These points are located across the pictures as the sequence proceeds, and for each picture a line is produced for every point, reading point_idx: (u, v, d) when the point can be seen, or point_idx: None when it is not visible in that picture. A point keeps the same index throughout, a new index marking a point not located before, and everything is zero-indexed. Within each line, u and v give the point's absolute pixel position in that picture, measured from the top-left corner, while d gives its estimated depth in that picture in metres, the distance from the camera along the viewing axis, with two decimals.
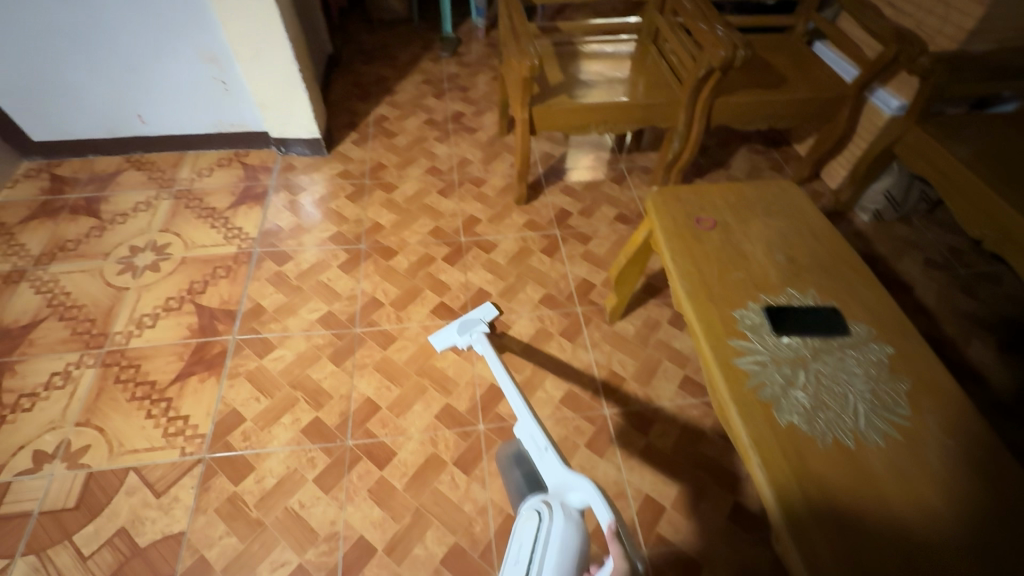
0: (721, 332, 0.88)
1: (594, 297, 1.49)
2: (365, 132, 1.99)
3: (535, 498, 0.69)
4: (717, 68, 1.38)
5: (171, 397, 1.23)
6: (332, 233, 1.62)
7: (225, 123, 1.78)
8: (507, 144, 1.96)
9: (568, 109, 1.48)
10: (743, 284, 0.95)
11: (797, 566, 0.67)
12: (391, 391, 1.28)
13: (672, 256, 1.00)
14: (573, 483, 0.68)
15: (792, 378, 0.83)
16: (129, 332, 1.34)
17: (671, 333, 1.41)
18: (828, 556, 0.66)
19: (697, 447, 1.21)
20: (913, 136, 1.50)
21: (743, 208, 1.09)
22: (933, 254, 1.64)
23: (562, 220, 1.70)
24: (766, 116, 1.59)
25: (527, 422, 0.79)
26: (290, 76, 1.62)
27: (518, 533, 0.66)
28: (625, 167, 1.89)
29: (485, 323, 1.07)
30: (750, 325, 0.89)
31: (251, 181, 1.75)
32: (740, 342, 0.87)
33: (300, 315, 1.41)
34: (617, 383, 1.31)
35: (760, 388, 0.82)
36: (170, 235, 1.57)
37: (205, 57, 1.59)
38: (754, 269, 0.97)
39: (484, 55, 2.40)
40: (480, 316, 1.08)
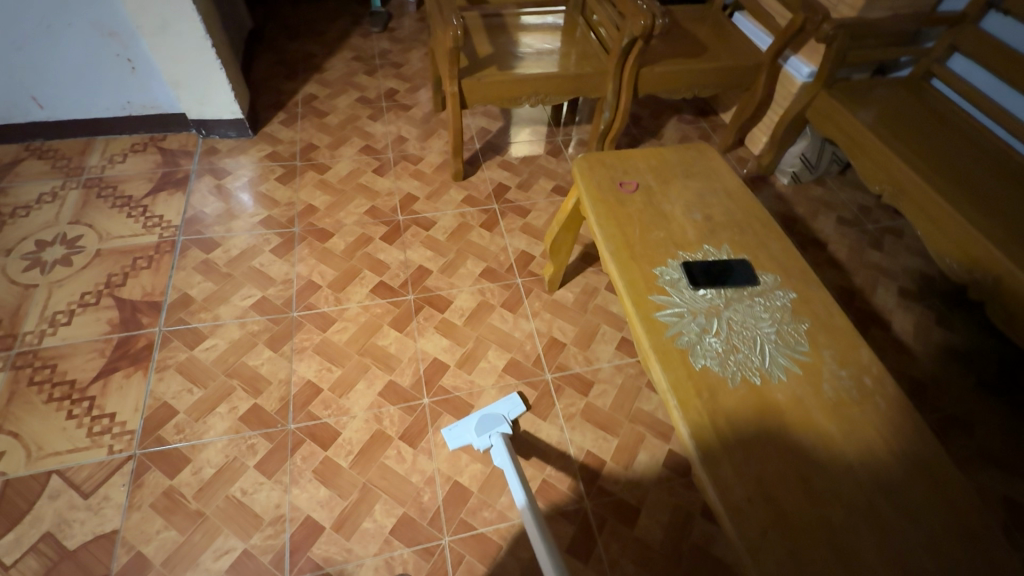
0: (642, 289, 0.93)
1: (534, 268, 1.52)
2: (294, 111, 1.91)
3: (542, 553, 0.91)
4: (639, 38, 1.41)
5: (93, 395, 1.17)
6: (264, 217, 1.56)
7: (136, 106, 1.67)
8: (443, 120, 1.94)
9: (498, 81, 1.48)
10: (663, 243, 0.99)
11: (708, 491, 0.73)
12: (333, 373, 1.27)
13: (597, 219, 1.03)
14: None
15: (707, 327, 0.88)
16: (41, 331, 1.26)
17: (608, 298, 1.46)
18: (734, 480, 0.73)
19: (634, 403, 1.27)
20: (821, 101, 1.59)
21: (664, 171, 1.13)
22: (845, 212, 1.76)
23: (501, 194, 1.71)
24: (690, 85, 1.64)
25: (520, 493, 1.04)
26: (203, 52, 1.53)
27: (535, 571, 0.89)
28: (561, 140, 1.91)
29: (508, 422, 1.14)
30: (669, 281, 0.94)
31: (170, 167, 1.66)
32: (659, 296, 0.92)
33: (232, 302, 1.36)
34: (558, 349, 1.35)
35: (678, 338, 0.87)
36: (81, 226, 1.47)
37: (105, 32, 1.47)
38: (673, 228, 1.02)
39: (417, 30, 2.35)
40: (503, 415, 1.15)
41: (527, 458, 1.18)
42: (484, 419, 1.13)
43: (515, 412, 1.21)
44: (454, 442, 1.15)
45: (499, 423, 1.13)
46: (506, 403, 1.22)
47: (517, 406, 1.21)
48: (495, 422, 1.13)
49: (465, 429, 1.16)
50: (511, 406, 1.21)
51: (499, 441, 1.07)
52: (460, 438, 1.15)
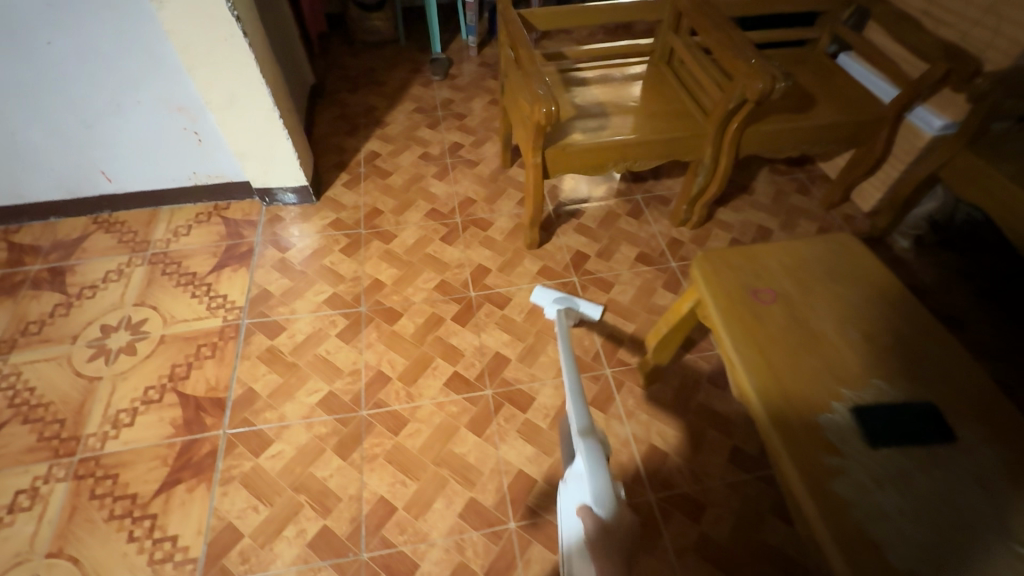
0: (805, 445, 0.77)
1: (623, 355, 1.35)
2: (356, 171, 1.83)
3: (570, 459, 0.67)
4: (750, 100, 1.23)
5: (155, 513, 1.08)
6: (328, 295, 1.46)
7: (202, 175, 1.62)
8: (512, 177, 1.81)
9: (584, 150, 1.33)
10: (821, 378, 0.83)
11: None
12: (407, 488, 1.13)
13: (733, 341, 0.88)
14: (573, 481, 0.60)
15: (896, 503, 0.72)
16: (104, 433, 1.19)
17: (712, 395, 1.27)
18: None
19: (756, 533, 1.08)
20: (962, 159, 1.36)
21: (805, 274, 0.97)
22: (984, 282, 1.49)
23: (580, 264, 1.55)
24: (798, 143, 1.45)
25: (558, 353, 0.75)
26: (271, 124, 1.46)
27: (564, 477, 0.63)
28: (641, 198, 1.74)
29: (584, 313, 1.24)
30: (836, 433, 0.78)
31: (234, 239, 1.59)
32: (829, 457, 0.75)
33: (297, 399, 1.25)
34: (659, 460, 1.17)
35: (862, 520, 0.70)
36: (146, 308, 1.41)
37: (174, 107, 1.42)
38: (829, 356, 0.86)
39: (478, 76, 2.25)
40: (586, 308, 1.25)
41: None
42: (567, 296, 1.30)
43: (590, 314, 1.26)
44: (535, 297, 1.35)
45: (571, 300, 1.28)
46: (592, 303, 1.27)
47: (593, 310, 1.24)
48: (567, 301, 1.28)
49: (548, 295, 1.34)
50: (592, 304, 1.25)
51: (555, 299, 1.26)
52: (541, 296, 1.34)
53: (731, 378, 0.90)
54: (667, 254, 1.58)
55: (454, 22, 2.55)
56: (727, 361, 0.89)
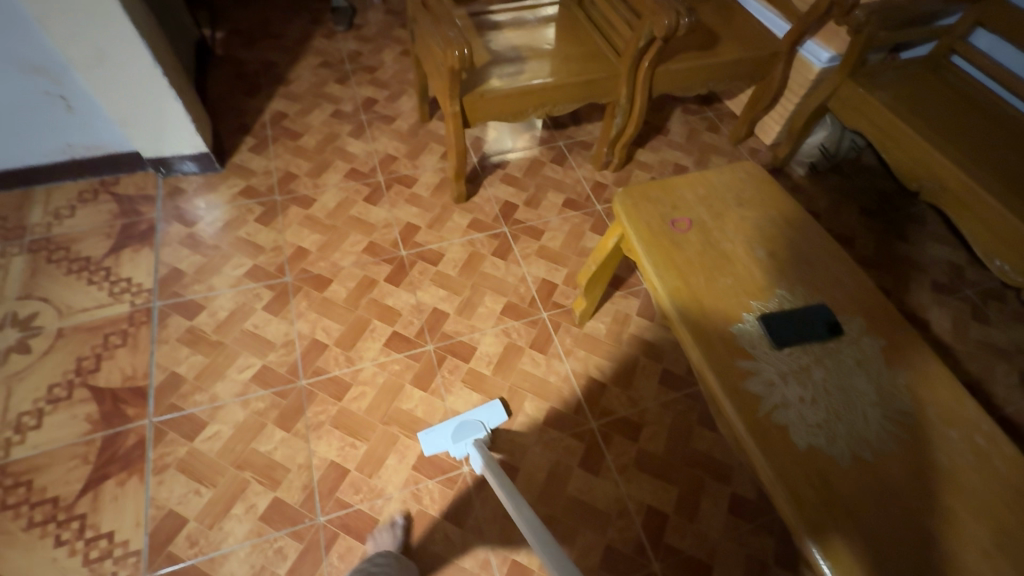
0: (722, 354, 0.84)
1: (558, 298, 1.39)
2: (263, 134, 1.69)
3: None
4: (659, 37, 1.26)
5: (83, 513, 1.01)
6: (249, 268, 1.38)
7: (79, 147, 1.43)
8: (432, 131, 1.76)
9: (502, 96, 1.32)
10: (733, 294, 0.91)
11: None
12: (358, 449, 1.13)
13: (654, 269, 0.94)
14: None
15: (800, 395, 0.81)
16: (7, 440, 1.08)
17: (642, 326, 1.35)
18: None
19: (687, 444, 1.19)
20: (846, 88, 1.49)
21: (717, 201, 1.03)
22: (866, 201, 1.66)
23: (509, 214, 1.56)
24: (705, 81, 1.52)
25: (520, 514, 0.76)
26: (155, 83, 1.31)
27: None
28: (563, 144, 1.76)
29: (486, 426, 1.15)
30: (748, 339, 0.86)
31: (130, 216, 1.44)
32: (743, 361, 0.84)
33: (229, 378, 1.19)
34: (599, 391, 1.25)
35: (771, 412, 0.79)
36: (35, 301, 1.26)
37: (29, 68, 1.23)
38: (738, 273, 0.94)
39: (386, 25, 2.12)
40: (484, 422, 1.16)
41: (585, 522, 1.08)
42: (462, 425, 1.14)
43: (495, 420, 1.17)
44: (429, 446, 1.13)
45: (477, 431, 1.12)
46: (487, 409, 1.18)
47: (498, 414, 1.18)
48: (473, 431, 1.12)
49: (441, 435, 1.14)
50: (489, 412, 1.17)
51: (475, 446, 1.07)
52: (436, 442, 1.13)
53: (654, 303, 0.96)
54: (592, 198, 1.63)
55: None
56: (650, 288, 0.94)
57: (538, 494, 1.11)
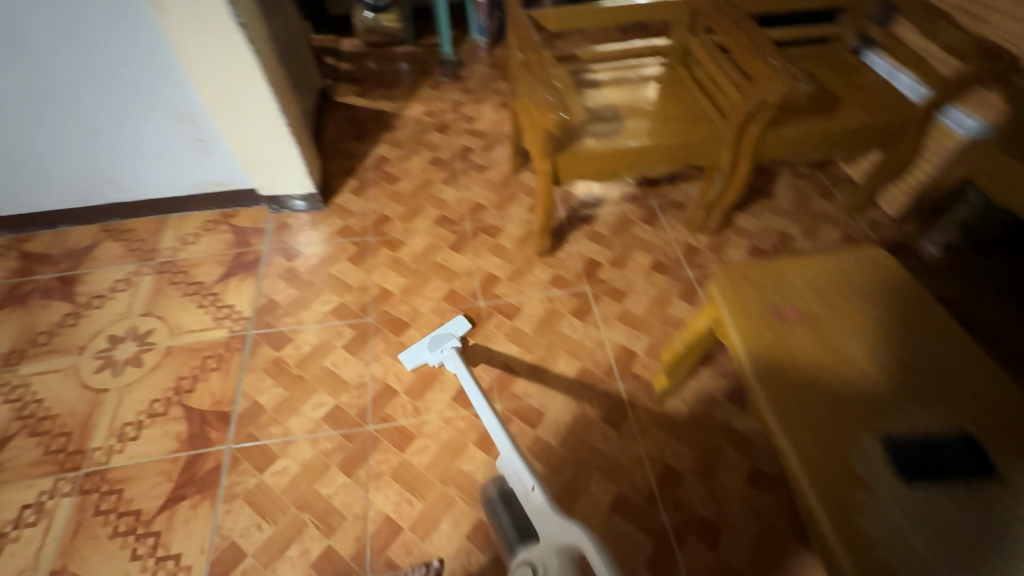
0: (833, 480, 0.72)
1: (637, 369, 1.30)
2: (365, 177, 1.80)
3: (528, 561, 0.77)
4: (772, 103, 1.17)
5: (158, 530, 1.06)
6: (335, 305, 1.44)
7: (209, 183, 1.60)
8: (522, 182, 1.77)
9: (595, 157, 1.28)
10: (851, 409, 0.78)
11: None
12: (413, 506, 1.10)
13: (753, 368, 0.83)
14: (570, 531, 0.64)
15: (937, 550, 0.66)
16: (109, 447, 1.17)
17: (731, 412, 1.22)
18: None
19: (776, 560, 1.03)
20: (997, 163, 1.25)
21: (836, 296, 0.91)
22: (1017, 291, 1.41)
23: (592, 273, 1.51)
24: (821, 148, 1.39)
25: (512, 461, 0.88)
26: (278, 131, 1.44)
27: None
28: (655, 203, 1.69)
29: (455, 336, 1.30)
30: (867, 467, 0.73)
31: (242, 247, 1.57)
32: (860, 495, 0.70)
33: (303, 414, 1.23)
34: (675, 481, 1.13)
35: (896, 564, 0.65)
36: (153, 319, 1.40)
37: (179, 114, 1.41)
38: (857, 385, 0.81)
39: (488, 77, 2.20)
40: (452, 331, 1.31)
41: None
42: (436, 336, 1.23)
43: (461, 329, 1.33)
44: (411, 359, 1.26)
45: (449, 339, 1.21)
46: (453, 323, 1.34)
47: (462, 324, 1.33)
48: (444, 339, 1.22)
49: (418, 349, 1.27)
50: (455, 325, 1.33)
51: (451, 353, 1.16)
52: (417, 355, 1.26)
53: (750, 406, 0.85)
54: (683, 263, 1.53)
55: (464, 21, 2.49)
56: (747, 388, 0.84)
57: None
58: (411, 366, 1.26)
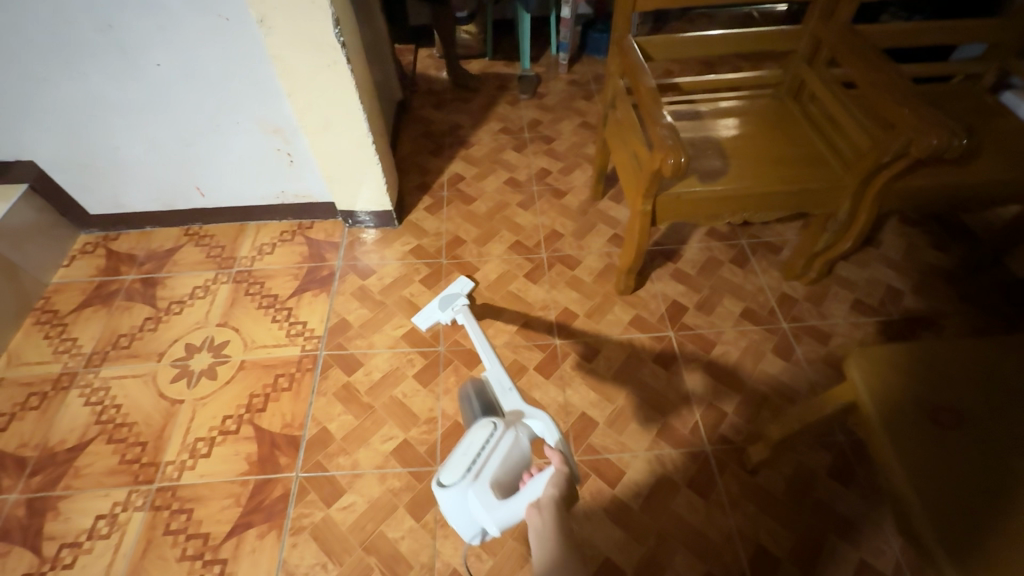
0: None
1: (727, 431, 1.20)
2: (439, 195, 1.76)
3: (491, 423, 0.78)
4: (912, 155, 1.05)
5: (225, 558, 1.04)
6: (406, 330, 1.40)
7: (289, 194, 1.59)
8: (602, 211, 1.68)
9: (699, 198, 1.19)
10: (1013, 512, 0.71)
11: None
12: (483, 562, 1.04)
13: (896, 446, 0.77)
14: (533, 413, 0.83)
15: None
16: (181, 463, 1.17)
17: (835, 492, 1.09)
18: None
19: None
20: None
21: (999, 383, 0.82)
22: None
23: (676, 316, 1.41)
24: (953, 201, 1.24)
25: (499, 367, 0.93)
26: (364, 148, 1.41)
27: (470, 438, 0.77)
28: (746, 244, 1.57)
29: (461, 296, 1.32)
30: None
31: (316, 261, 1.56)
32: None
33: (372, 446, 1.19)
34: (771, 568, 1.02)
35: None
36: (228, 330, 1.39)
37: (269, 127, 1.40)
38: (1021, 488, 0.73)
39: (567, 96, 2.13)
40: (456, 292, 1.34)
41: None
42: (444, 297, 1.32)
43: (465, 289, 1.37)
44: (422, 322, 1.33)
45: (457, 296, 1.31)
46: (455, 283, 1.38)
47: (467, 284, 1.38)
48: (452, 298, 1.31)
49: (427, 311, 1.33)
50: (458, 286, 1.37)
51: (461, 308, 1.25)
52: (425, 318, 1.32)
53: (884, 486, 0.79)
54: (778, 313, 1.41)
55: (544, 35, 2.43)
56: (885, 466, 0.78)
57: None
58: (423, 327, 1.31)
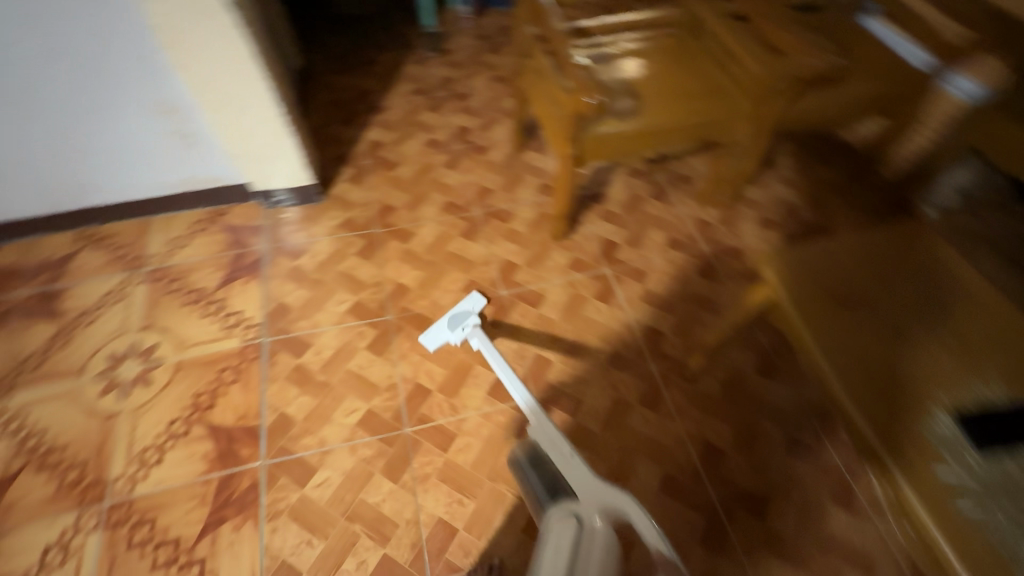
0: (890, 426, 0.80)
1: (667, 349, 1.31)
2: (360, 164, 1.70)
3: (568, 510, 0.76)
4: (799, 79, 1.18)
5: (203, 557, 1.02)
6: (351, 305, 1.37)
7: (196, 179, 1.47)
8: (527, 162, 1.71)
9: (618, 136, 1.25)
10: (906, 365, 0.85)
11: None
12: (465, 506, 1.09)
13: (809, 328, 0.90)
14: (604, 490, 0.76)
15: (1007, 495, 0.71)
16: (132, 475, 1.10)
17: (762, 384, 1.25)
18: None
19: (820, 523, 1.08)
20: (989, 124, 1.28)
21: (884, 265, 0.96)
22: None
23: (610, 253, 1.49)
24: (833, 118, 1.40)
25: (551, 429, 0.88)
26: (274, 120, 1.32)
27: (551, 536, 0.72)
28: (663, 179, 1.67)
29: (474, 314, 1.30)
30: (924, 414, 0.80)
31: (240, 247, 1.47)
32: (918, 440, 0.78)
33: (336, 422, 1.18)
34: (717, 457, 1.16)
35: (960, 502, 0.72)
36: (155, 332, 1.30)
37: (161, 107, 1.27)
38: (910, 345, 0.87)
39: (476, 50, 2.10)
40: (469, 308, 1.32)
41: None
42: (454, 316, 1.29)
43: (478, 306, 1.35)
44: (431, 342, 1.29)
45: (468, 316, 1.29)
46: (467, 300, 1.35)
47: (479, 301, 1.35)
48: (463, 317, 1.28)
49: (437, 331, 1.29)
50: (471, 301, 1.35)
51: (475, 330, 1.24)
52: (436, 338, 1.29)
53: (804, 364, 0.92)
54: (698, 238, 1.53)
55: None
56: (803, 349, 0.91)
57: None
58: (432, 347, 1.28)
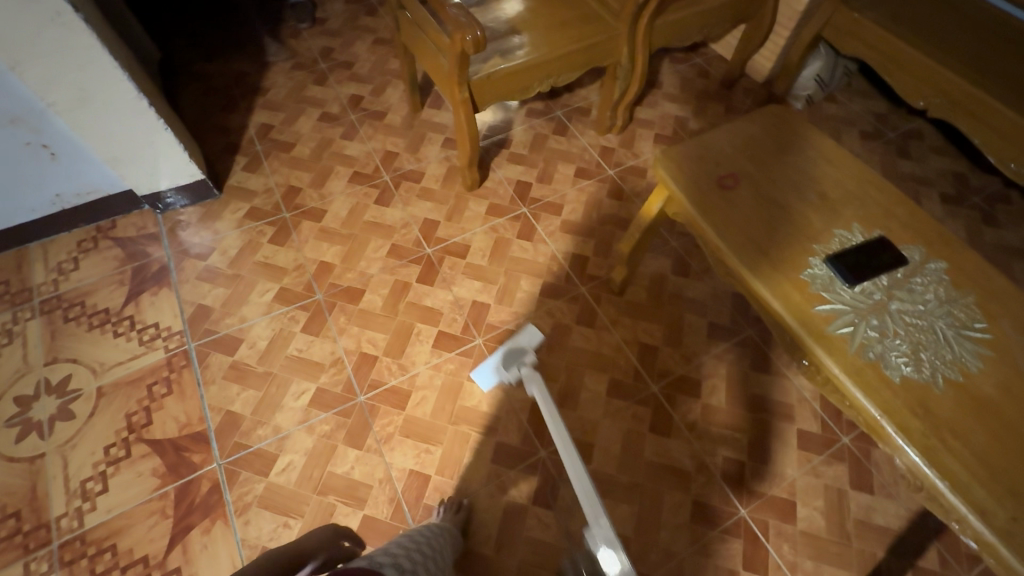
0: (779, 281, 0.91)
1: (593, 270, 1.39)
2: (253, 151, 1.61)
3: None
4: None
5: (177, 567, 1.00)
6: (276, 292, 1.33)
7: (69, 195, 1.34)
8: (427, 120, 1.70)
9: (508, 74, 1.27)
10: (785, 229, 0.96)
11: (947, 492, 0.73)
12: (433, 453, 1.13)
13: (703, 214, 0.99)
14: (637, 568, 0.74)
15: (868, 315, 0.87)
16: (78, 510, 1.04)
17: (680, 284, 1.36)
18: (970, 478, 0.73)
19: (746, 388, 1.22)
20: (841, 17, 1.44)
21: (757, 148, 1.07)
22: (865, 125, 1.68)
23: (524, 193, 1.54)
24: (701, 28, 1.50)
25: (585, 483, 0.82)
26: (142, 114, 1.22)
27: None
28: (561, 114, 1.72)
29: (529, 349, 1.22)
30: (803, 265, 0.93)
31: (139, 259, 1.37)
32: (802, 288, 0.90)
33: (287, 407, 1.17)
34: (653, 354, 1.27)
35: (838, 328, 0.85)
36: (64, 364, 1.20)
37: (1, 118, 1.12)
38: (786, 212, 0.99)
39: (351, 14, 2.01)
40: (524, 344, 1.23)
41: (667, 480, 1.12)
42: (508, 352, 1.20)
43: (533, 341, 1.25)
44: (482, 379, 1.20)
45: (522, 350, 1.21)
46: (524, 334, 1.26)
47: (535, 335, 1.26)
48: (518, 355, 1.19)
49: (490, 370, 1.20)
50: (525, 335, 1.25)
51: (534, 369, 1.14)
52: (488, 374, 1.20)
53: (704, 248, 1.02)
54: (603, 164, 1.61)
55: None
56: (700, 234, 1.00)
57: (618, 465, 1.13)
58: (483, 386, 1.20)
